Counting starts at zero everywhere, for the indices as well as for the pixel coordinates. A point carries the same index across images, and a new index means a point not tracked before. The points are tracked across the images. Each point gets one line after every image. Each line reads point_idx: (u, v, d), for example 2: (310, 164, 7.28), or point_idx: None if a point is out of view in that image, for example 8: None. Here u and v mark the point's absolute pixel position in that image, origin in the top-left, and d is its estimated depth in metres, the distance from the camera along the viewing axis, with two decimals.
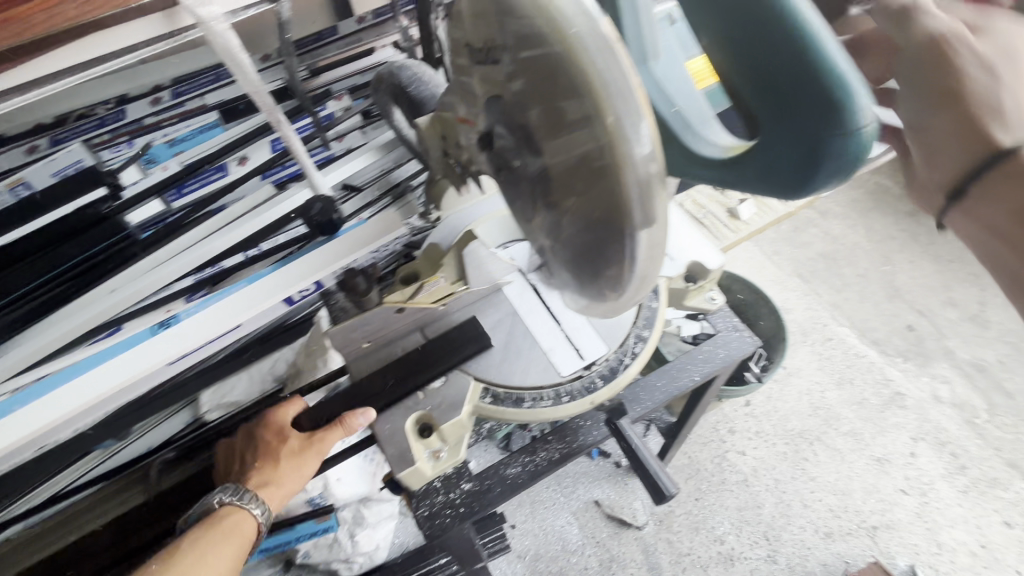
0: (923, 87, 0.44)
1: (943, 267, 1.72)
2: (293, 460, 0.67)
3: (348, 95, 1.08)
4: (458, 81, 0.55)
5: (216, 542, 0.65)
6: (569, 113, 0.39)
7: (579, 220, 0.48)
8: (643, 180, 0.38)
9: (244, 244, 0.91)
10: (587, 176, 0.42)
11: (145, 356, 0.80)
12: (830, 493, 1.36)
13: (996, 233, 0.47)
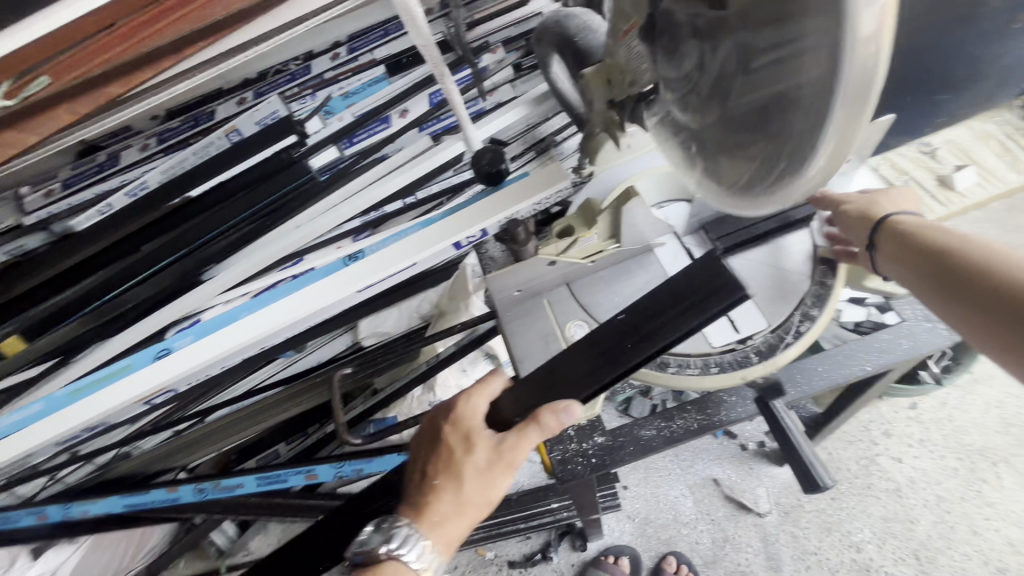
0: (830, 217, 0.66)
1: None
2: (480, 481, 0.58)
3: (502, 47, 1.09)
4: (630, 24, 0.52)
5: None
6: (774, 39, 0.35)
7: (762, 122, 0.39)
8: (867, 58, 0.29)
9: (403, 192, 1.02)
10: (784, 99, 0.35)
11: (337, 285, 0.93)
12: (1011, 523, 1.16)
13: (924, 283, 0.54)
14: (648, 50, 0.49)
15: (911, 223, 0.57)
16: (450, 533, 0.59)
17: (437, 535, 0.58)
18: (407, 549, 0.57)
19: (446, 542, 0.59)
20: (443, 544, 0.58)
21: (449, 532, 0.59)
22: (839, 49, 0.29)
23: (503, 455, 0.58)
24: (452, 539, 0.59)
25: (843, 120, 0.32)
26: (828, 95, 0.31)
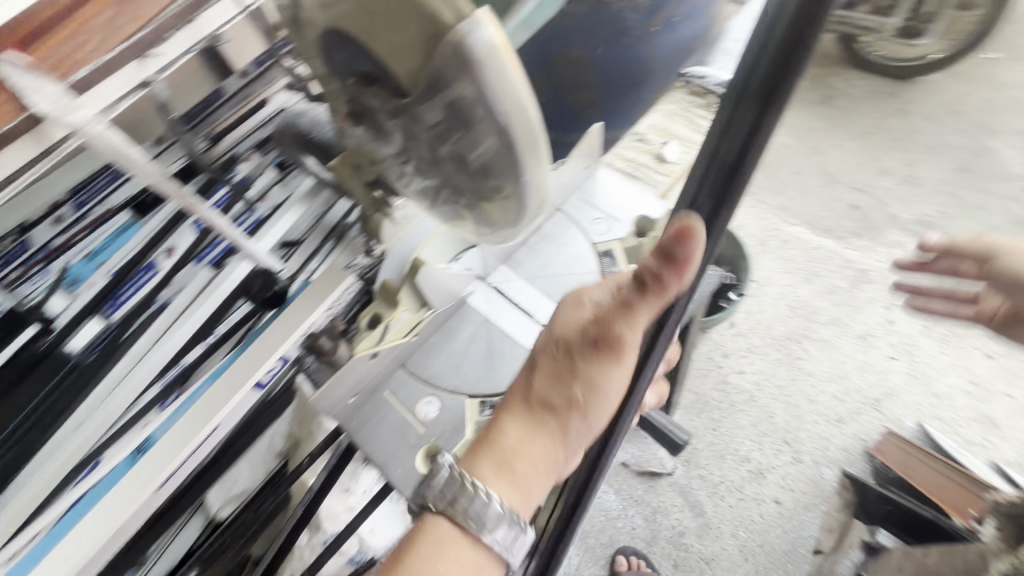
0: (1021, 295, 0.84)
1: (867, 141, 1.81)
2: (553, 377, 0.55)
3: (256, 152, 0.97)
4: (342, 113, 0.52)
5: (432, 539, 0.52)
6: (451, 117, 0.39)
7: (476, 174, 0.45)
8: (515, 99, 0.36)
9: (200, 335, 0.84)
10: (484, 155, 0.42)
11: (132, 489, 0.69)
12: (831, 380, 1.44)
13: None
14: (371, 141, 0.52)
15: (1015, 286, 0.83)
16: (508, 452, 0.55)
17: (491, 450, 0.55)
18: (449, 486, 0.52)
19: (497, 463, 0.54)
20: (494, 462, 0.54)
21: (507, 450, 0.55)
22: (494, 111, 0.36)
23: (587, 355, 0.52)
24: (509, 463, 0.54)
25: (525, 131, 0.39)
26: (508, 140, 0.39)
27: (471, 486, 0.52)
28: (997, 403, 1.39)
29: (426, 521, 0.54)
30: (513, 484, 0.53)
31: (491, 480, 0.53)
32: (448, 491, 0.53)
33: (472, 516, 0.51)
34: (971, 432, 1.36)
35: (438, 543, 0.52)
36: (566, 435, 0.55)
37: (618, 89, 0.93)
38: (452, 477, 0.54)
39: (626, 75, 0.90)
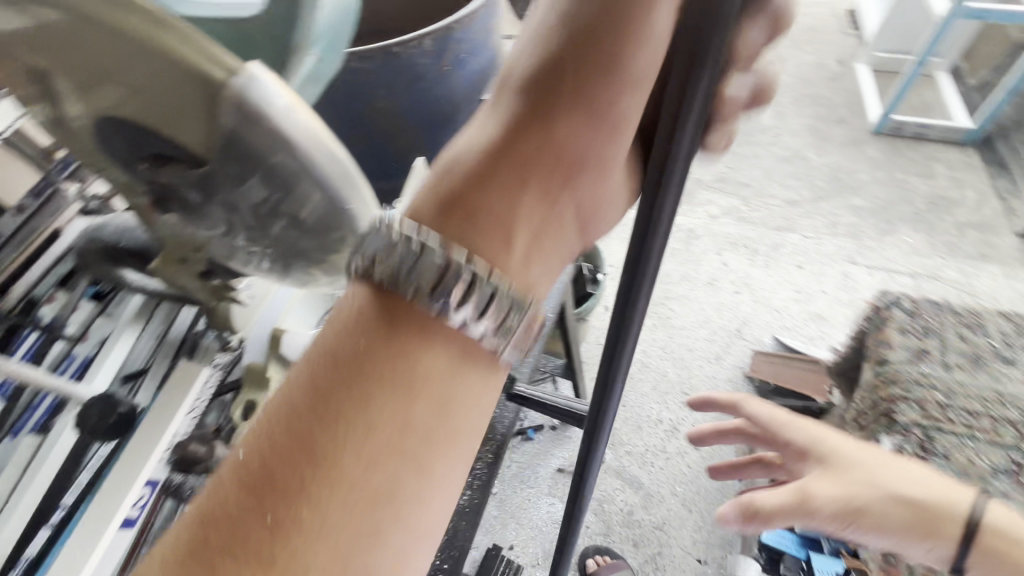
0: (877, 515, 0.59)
1: None
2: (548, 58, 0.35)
3: (61, 289, 0.80)
4: (147, 207, 0.50)
5: (354, 367, 0.29)
6: (266, 180, 0.41)
7: (309, 230, 0.47)
8: (318, 144, 0.41)
9: (39, 515, 0.65)
10: (310, 207, 0.44)
11: None
12: (699, 327, 1.63)
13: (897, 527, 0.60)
14: (188, 225, 0.50)
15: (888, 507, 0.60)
16: (463, 176, 0.33)
17: (434, 176, 0.34)
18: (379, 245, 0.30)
19: (446, 194, 0.32)
20: (455, 198, 0.32)
21: (462, 179, 0.33)
22: (303, 157, 0.40)
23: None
24: (469, 194, 0.32)
25: (317, 147, 0.41)
26: (326, 183, 0.42)
27: (414, 240, 0.29)
28: (821, 300, 1.69)
29: (350, 308, 0.30)
30: (479, 229, 0.31)
31: (439, 220, 0.31)
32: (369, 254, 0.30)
33: (421, 283, 0.29)
34: (811, 330, 1.63)
35: (374, 335, 0.29)
36: (557, 133, 0.35)
37: (432, 127, 1.00)
38: (376, 240, 0.30)
39: (435, 113, 0.97)
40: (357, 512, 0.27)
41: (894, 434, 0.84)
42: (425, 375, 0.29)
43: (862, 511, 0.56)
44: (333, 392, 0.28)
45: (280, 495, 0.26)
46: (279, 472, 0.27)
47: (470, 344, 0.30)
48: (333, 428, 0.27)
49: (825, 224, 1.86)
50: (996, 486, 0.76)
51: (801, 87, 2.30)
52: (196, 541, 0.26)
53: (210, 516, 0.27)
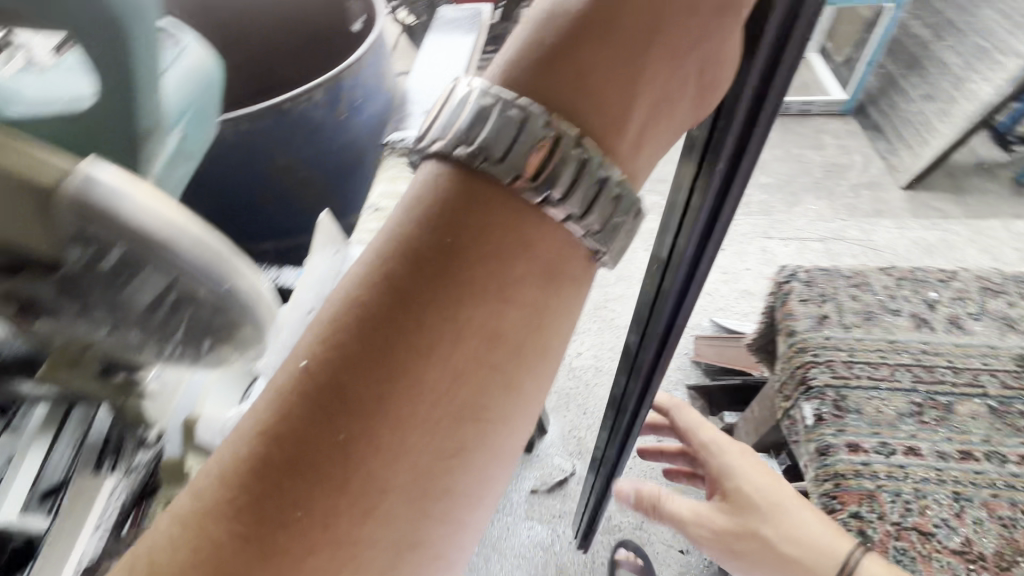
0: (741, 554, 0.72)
1: None
2: None
3: None
4: (23, 318, 0.46)
5: (433, 283, 0.32)
6: (144, 270, 0.43)
7: (199, 311, 0.48)
8: (179, 228, 0.44)
9: None
10: (191, 288, 0.46)
11: None
12: None
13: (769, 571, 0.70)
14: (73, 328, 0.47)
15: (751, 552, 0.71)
16: (556, 43, 0.34)
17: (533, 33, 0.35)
18: (482, 131, 0.32)
19: (547, 54, 0.34)
20: (569, 79, 0.34)
21: (559, 44, 0.34)
22: (166, 243, 0.43)
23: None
24: (567, 58, 0.34)
25: (227, 268, 0.48)
26: (194, 260, 0.45)
27: (513, 115, 0.32)
28: (746, 277, 1.79)
29: (426, 205, 0.33)
30: (593, 108, 0.33)
31: (542, 78, 0.34)
32: (468, 117, 0.33)
33: (521, 170, 0.32)
34: (743, 305, 1.72)
35: (462, 233, 0.32)
36: (657, 9, 0.34)
37: (339, 173, 0.99)
38: (476, 107, 0.33)
39: (340, 160, 0.97)
40: (441, 415, 0.32)
41: (812, 398, 0.89)
42: (500, 283, 0.33)
43: (726, 535, 0.73)
44: (424, 294, 0.32)
45: (350, 416, 0.30)
46: (365, 368, 0.31)
47: (553, 253, 0.34)
48: (422, 334, 0.31)
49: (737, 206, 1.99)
50: (900, 432, 0.84)
51: None
52: (280, 426, 0.30)
53: (296, 405, 0.31)
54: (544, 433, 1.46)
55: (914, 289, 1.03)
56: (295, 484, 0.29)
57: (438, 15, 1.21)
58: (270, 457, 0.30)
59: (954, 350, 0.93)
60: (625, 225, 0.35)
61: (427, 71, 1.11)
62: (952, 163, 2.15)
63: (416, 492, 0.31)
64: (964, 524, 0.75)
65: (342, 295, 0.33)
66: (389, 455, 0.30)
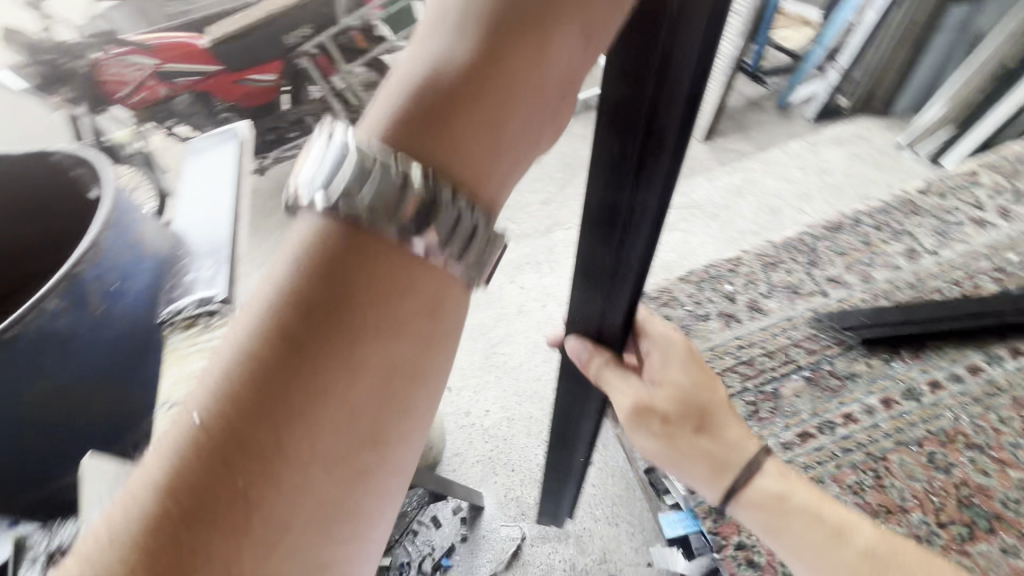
0: (661, 446, 0.72)
1: None
2: None
3: None
4: None
5: (322, 320, 0.28)
6: None
7: None
8: None
9: None
10: None
11: None
12: (532, 352, 1.69)
13: (681, 460, 0.73)
14: None
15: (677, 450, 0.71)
16: (440, 74, 0.30)
17: (419, 52, 0.31)
18: (356, 195, 0.28)
19: (430, 91, 0.30)
20: (450, 132, 0.29)
21: (445, 74, 0.30)
22: None
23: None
24: (454, 95, 0.29)
25: None
26: None
27: (389, 171, 0.28)
28: None
29: (307, 243, 0.29)
30: (465, 159, 0.30)
31: (416, 129, 0.29)
32: (339, 165, 0.29)
33: (399, 224, 0.29)
34: None
35: (341, 287, 0.28)
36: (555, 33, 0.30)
37: (125, 365, 0.83)
38: (352, 163, 0.28)
39: (122, 350, 0.81)
40: (349, 449, 0.28)
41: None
42: (400, 323, 0.29)
43: (649, 413, 0.68)
44: (315, 330, 0.28)
45: (248, 455, 0.26)
46: (261, 416, 0.27)
47: (441, 289, 0.30)
48: (316, 379, 0.27)
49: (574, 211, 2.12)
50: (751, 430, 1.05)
51: None
52: (171, 478, 0.26)
53: (183, 454, 0.27)
54: (481, 509, 1.39)
55: (713, 287, 1.29)
56: (192, 539, 0.25)
57: (189, 146, 1.11)
58: (168, 513, 0.26)
59: (762, 335, 1.19)
60: (492, 260, 0.33)
61: (192, 209, 1.00)
62: (728, 107, 2.44)
63: (324, 520, 0.28)
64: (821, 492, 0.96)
65: (232, 334, 0.28)
66: (290, 493, 0.27)
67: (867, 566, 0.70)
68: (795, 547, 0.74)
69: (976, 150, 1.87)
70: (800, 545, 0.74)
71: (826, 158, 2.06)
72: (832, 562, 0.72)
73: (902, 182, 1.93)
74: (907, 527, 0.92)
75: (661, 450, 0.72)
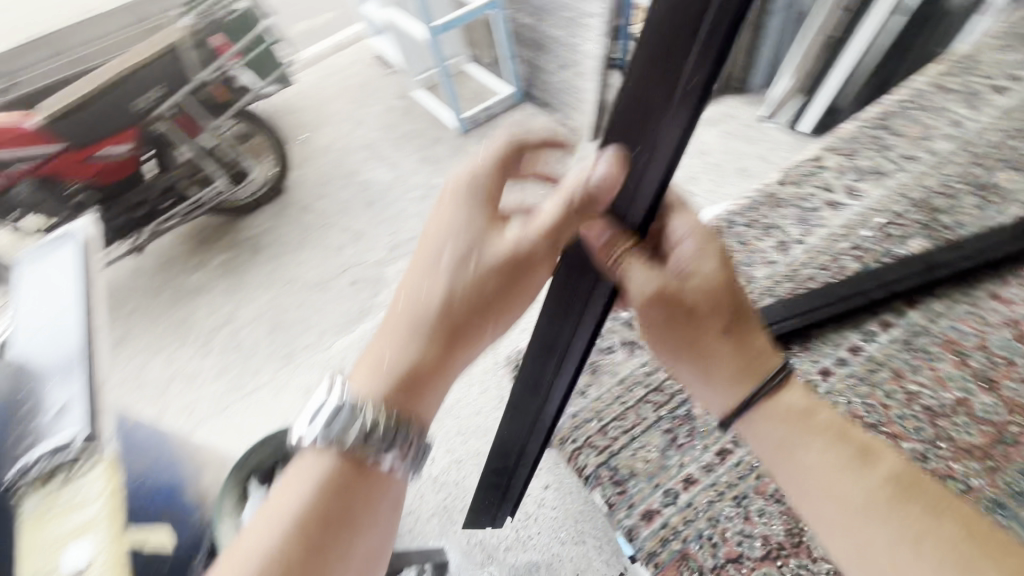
0: (703, 350, 0.58)
1: (317, 272, 2.23)
2: (492, 279, 0.56)
3: None
4: None
5: (329, 524, 0.50)
6: None
7: None
8: None
9: None
10: None
11: None
12: (468, 386, 1.65)
13: (706, 371, 0.59)
14: None
15: (705, 359, 0.59)
16: (405, 361, 0.55)
17: (393, 338, 0.56)
18: (360, 427, 0.52)
19: (400, 369, 0.55)
20: (411, 387, 0.56)
21: (407, 359, 0.56)
22: None
23: (485, 237, 0.57)
24: (416, 368, 0.56)
25: None
26: None
27: (368, 418, 0.53)
28: None
29: (322, 468, 0.52)
30: (420, 396, 0.56)
31: (399, 386, 0.55)
32: (340, 410, 0.53)
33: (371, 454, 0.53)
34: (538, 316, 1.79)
35: (340, 499, 0.51)
36: (472, 310, 0.57)
37: None
38: (347, 411, 0.53)
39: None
40: None
41: (597, 482, 0.88)
42: (372, 514, 0.53)
43: (670, 304, 0.56)
44: (318, 536, 0.49)
45: None
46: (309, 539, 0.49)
47: (383, 492, 0.54)
48: (321, 563, 0.49)
49: None
50: (671, 472, 0.84)
51: (389, 157, 2.61)
52: None
53: None
54: (445, 566, 1.32)
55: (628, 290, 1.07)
56: None
57: (20, 256, 0.95)
58: None
59: None
60: (420, 461, 0.57)
61: (36, 324, 0.86)
62: None
63: None
64: (755, 525, 0.77)
65: (268, 541, 0.48)
66: None
67: (890, 494, 0.51)
68: (816, 464, 0.54)
69: (825, 112, 2.06)
70: (827, 462, 0.54)
71: None
72: (850, 480, 0.52)
73: (771, 151, 2.09)
74: None
75: (681, 349, 0.60)
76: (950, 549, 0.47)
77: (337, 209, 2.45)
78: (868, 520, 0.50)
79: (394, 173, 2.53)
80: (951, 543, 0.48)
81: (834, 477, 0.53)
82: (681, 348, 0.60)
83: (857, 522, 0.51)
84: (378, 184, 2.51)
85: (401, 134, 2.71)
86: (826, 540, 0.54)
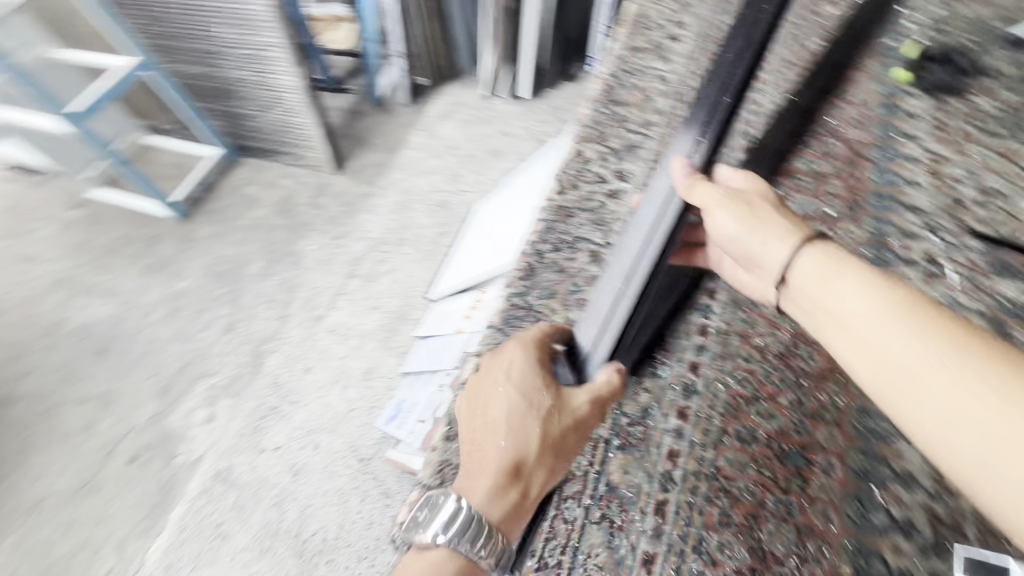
0: (765, 219, 0.55)
1: (66, 477, 1.61)
2: (575, 418, 0.51)
3: None
4: None
5: None
6: None
7: None
8: None
9: None
10: None
11: None
12: (345, 506, 1.42)
13: (759, 237, 0.55)
14: None
15: (761, 233, 0.55)
16: (504, 473, 0.48)
17: (486, 454, 0.50)
18: (474, 534, 0.46)
19: (502, 486, 0.48)
20: (515, 504, 0.48)
21: (505, 472, 0.48)
22: None
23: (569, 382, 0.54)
24: (513, 488, 0.49)
25: None
26: None
27: (476, 532, 0.46)
28: (349, 366, 1.65)
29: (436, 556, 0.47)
30: (517, 510, 0.48)
31: (501, 498, 0.48)
32: (462, 518, 0.47)
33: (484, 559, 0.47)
34: (380, 385, 1.60)
35: None
36: (564, 440, 0.51)
37: None
38: (462, 516, 0.46)
39: None
40: None
41: None
42: None
43: (740, 195, 0.57)
44: None
45: None
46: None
47: None
48: None
49: (276, 318, 1.83)
50: (629, 557, 0.49)
51: (95, 285, 1.99)
52: None
53: None
54: None
55: None
56: None
57: None
58: None
59: None
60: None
61: None
62: (336, 128, 2.33)
63: None
64: (728, 562, 0.48)
65: None
66: None
67: (940, 315, 0.43)
68: (852, 292, 0.47)
69: (533, 73, 2.12)
70: (862, 289, 0.47)
71: (445, 136, 2.16)
72: (885, 296, 0.46)
73: (507, 123, 2.14)
74: (810, 533, 0.49)
75: (738, 220, 0.56)
76: (972, 352, 0.41)
77: (56, 381, 1.79)
78: (894, 333, 0.44)
79: (117, 302, 1.95)
80: (987, 350, 0.41)
81: (865, 301, 0.46)
82: (732, 223, 0.56)
83: (882, 340, 0.44)
84: (98, 326, 1.90)
85: (98, 251, 2.08)
86: (857, 371, 0.46)
